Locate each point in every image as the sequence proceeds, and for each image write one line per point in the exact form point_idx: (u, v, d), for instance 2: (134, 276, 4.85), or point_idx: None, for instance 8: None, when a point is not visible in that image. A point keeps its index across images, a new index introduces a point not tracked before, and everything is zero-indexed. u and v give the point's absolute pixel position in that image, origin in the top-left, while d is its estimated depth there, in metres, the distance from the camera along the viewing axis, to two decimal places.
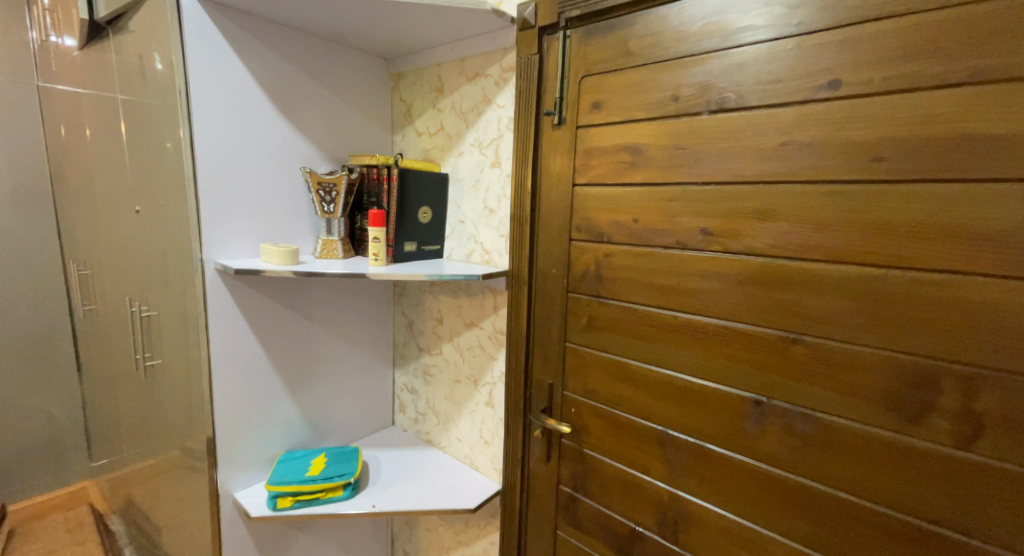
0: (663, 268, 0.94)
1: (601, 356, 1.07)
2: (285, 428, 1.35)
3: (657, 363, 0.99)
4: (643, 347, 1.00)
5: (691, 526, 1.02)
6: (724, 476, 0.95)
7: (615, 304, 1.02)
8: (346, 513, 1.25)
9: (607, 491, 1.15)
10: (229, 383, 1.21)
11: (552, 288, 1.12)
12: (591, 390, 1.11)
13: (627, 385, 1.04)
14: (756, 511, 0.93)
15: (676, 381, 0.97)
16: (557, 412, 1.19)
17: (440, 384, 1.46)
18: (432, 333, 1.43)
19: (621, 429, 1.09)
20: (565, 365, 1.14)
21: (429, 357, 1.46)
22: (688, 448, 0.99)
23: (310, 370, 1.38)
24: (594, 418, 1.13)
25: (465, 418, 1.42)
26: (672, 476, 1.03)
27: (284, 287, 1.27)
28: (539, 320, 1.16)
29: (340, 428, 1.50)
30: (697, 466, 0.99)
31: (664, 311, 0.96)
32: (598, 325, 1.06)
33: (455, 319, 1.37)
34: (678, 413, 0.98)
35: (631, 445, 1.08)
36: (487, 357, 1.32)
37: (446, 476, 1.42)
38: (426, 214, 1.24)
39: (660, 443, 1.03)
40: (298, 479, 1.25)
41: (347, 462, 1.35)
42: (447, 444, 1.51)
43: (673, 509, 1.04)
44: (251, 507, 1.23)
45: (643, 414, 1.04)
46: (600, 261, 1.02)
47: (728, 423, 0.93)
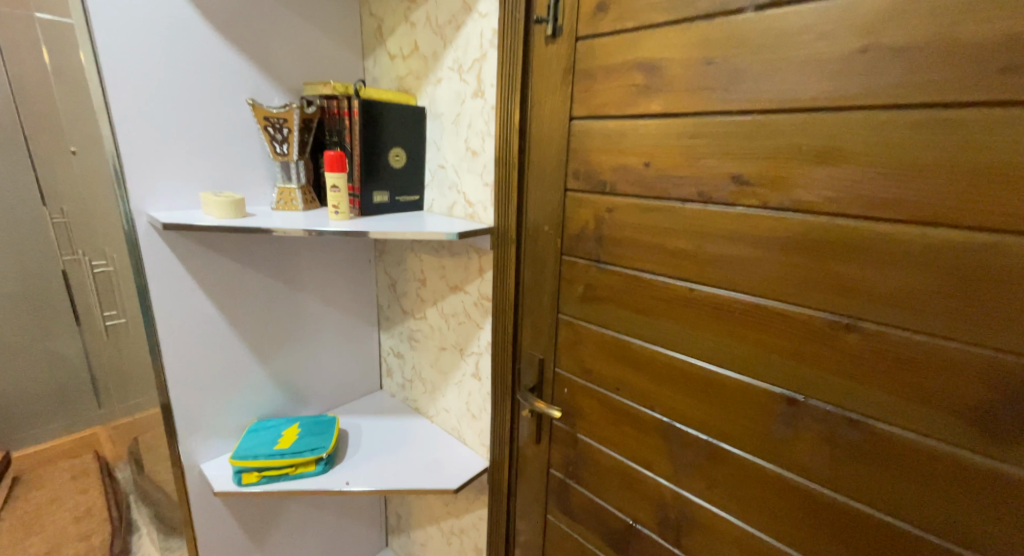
0: (679, 228, 0.73)
1: (600, 332, 0.89)
2: (254, 395, 1.25)
3: (665, 345, 0.80)
4: (649, 325, 0.81)
5: (694, 531, 0.88)
6: (738, 481, 0.79)
7: (617, 271, 0.83)
8: (316, 491, 1.14)
9: (602, 481, 1.02)
10: (183, 348, 1.08)
11: (544, 249, 0.93)
12: (587, 370, 0.94)
13: (628, 368, 0.87)
14: (772, 525, 0.77)
15: (687, 368, 0.79)
16: (548, 393, 1.03)
17: (426, 350, 1.31)
18: (415, 295, 1.27)
19: (620, 416, 0.92)
20: (557, 340, 0.97)
21: (413, 321, 1.31)
22: (697, 445, 0.83)
23: (279, 332, 1.25)
24: (590, 402, 0.96)
25: (452, 389, 1.28)
26: (675, 474, 0.88)
27: (242, 241, 1.12)
28: (529, 286, 0.99)
29: (321, 393, 1.39)
30: (706, 466, 0.82)
31: (677, 282, 0.76)
32: (595, 295, 0.87)
33: (438, 280, 1.20)
34: (690, 405, 0.81)
35: (630, 436, 0.92)
36: (473, 325, 1.15)
37: (431, 449, 1.30)
38: (400, 157, 1.04)
39: (664, 437, 0.87)
40: (265, 454, 1.15)
41: (321, 434, 1.24)
42: (435, 414, 1.38)
43: (674, 509, 0.90)
44: (215, 482, 1.14)
45: (645, 401, 0.87)
46: (600, 218, 0.82)
47: (749, 422, 0.75)
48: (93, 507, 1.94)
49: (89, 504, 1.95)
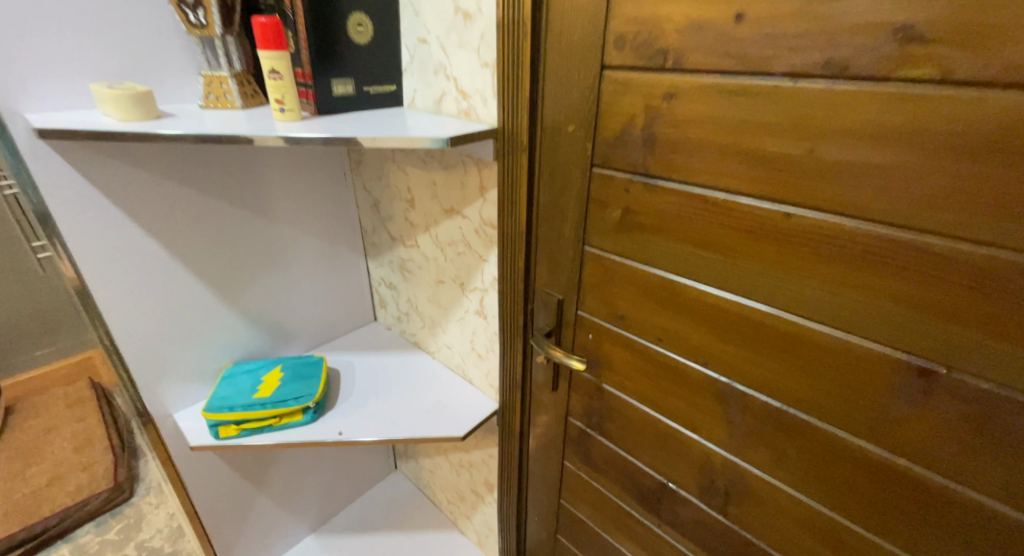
0: (780, 124, 0.49)
1: (642, 270, 0.68)
2: (225, 336, 1.08)
3: (736, 290, 0.60)
4: (715, 265, 0.60)
5: (745, 499, 0.74)
6: (815, 459, 0.62)
7: (674, 189, 0.59)
8: (305, 443, 1.01)
9: (632, 436, 0.87)
10: (122, 285, 0.90)
11: (567, 159, 0.69)
12: (619, 316, 0.75)
13: (678, 317, 0.67)
14: (854, 508, 0.62)
15: (766, 321, 0.59)
16: (569, 339, 0.85)
17: (420, 282, 1.10)
18: (403, 216, 1.04)
19: (662, 372, 0.74)
20: (582, 277, 0.77)
21: (404, 249, 1.09)
22: (763, 412, 0.65)
23: (244, 263, 1.05)
24: (621, 352, 0.78)
25: (452, 325, 1.09)
26: (727, 441, 0.71)
27: (170, 151, 0.87)
28: (544, 209, 0.76)
29: (305, 329, 1.22)
30: (773, 438, 0.66)
31: (766, 205, 0.53)
32: (639, 223, 0.65)
33: (429, 198, 0.96)
34: (762, 366, 0.62)
35: (672, 395, 0.74)
36: (474, 254, 0.94)
37: (433, 390, 1.14)
38: (364, 28, 0.76)
39: (718, 398, 0.69)
40: (242, 405, 0.99)
41: (308, 379, 1.08)
42: (436, 351, 1.21)
43: (722, 475, 0.75)
44: (190, 435, 0.99)
45: (697, 357, 0.68)
46: (653, 111, 0.57)
47: (847, 393, 0.56)
48: (93, 435, 1.88)
49: (88, 432, 1.89)
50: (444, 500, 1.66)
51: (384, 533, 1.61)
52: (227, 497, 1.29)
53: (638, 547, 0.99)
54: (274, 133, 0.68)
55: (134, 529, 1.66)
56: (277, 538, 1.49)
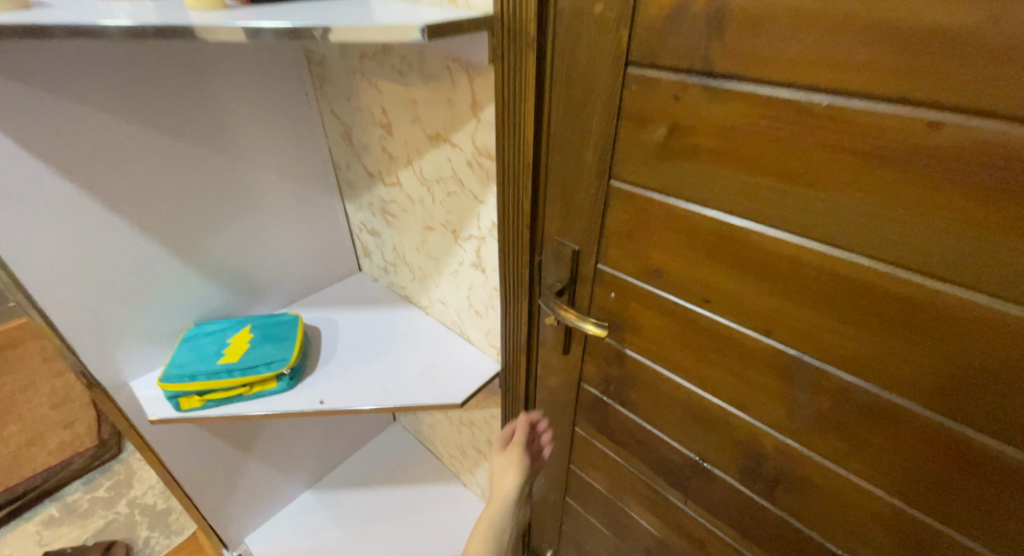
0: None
1: (692, 211, 0.54)
2: (188, 291, 0.94)
3: (826, 234, 0.46)
4: (802, 200, 0.46)
5: (798, 482, 0.64)
6: (894, 437, 0.53)
7: (755, 94, 0.44)
8: (282, 413, 0.88)
9: (657, 407, 0.75)
10: (46, 231, 0.75)
11: (593, 60, 0.53)
12: (652, 267, 0.62)
13: (742, 275, 0.55)
14: (940, 494, 0.52)
15: (865, 277, 0.46)
16: (586, 293, 0.72)
17: (406, 228, 0.94)
18: (380, 148, 0.85)
19: (708, 340, 0.62)
20: (606, 220, 0.63)
21: (383, 188, 0.91)
22: (838, 392, 0.54)
23: (203, 204, 0.90)
24: (653, 315, 0.66)
25: (446, 278, 0.94)
26: (778, 413, 0.61)
27: (93, 57, 0.71)
28: (558, 133, 0.61)
29: (280, 283, 1.08)
30: (839, 413, 0.55)
31: (897, 109, 0.39)
32: (693, 146, 0.50)
33: (407, 124, 0.77)
34: (848, 333, 0.50)
35: (711, 361, 0.63)
36: (468, 193, 0.77)
37: (426, 350, 1.00)
38: None
39: (781, 374, 0.58)
40: (205, 373, 0.86)
41: (281, 342, 0.93)
42: (429, 306, 1.06)
43: (772, 453, 0.65)
44: (148, 406, 0.86)
45: (749, 321, 0.57)
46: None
47: (962, 366, 0.44)
48: (73, 392, 1.79)
49: (68, 389, 1.80)
50: (445, 455, 1.58)
51: (384, 489, 1.54)
52: (210, 465, 1.20)
53: (659, 521, 0.90)
54: (223, 21, 0.50)
55: (125, 485, 1.59)
56: (272, 497, 1.42)
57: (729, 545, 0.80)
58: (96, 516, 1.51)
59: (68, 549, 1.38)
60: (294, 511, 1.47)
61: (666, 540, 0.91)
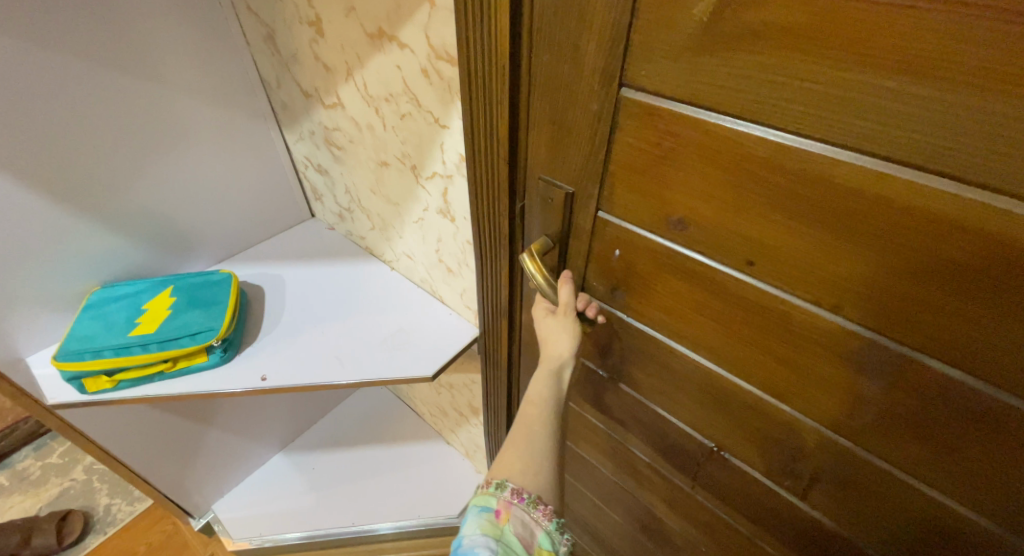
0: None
1: (744, 134, 0.38)
2: (92, 245, 0.76)
3: (968, 165, 0.31)
4: (940, 112, 0.30)
5: (845, 486, 0.51)
6: (994, 451, 0.39)
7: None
8: (215, 393, 0.72)
9: (665, 387, 0.62)
10: None
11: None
12: (673, 211, 0.46)
13: (811, 225, 0.39)
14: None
15: (1019, 232, 0.31)
16: (583, 245, 0.56)
17: (357, 163, 0.74)
18: (313, 55, 0.65)
19: (744, 314, 0.48)
20: (612, 149, 0.47)
21: (324, 110, 0.71)
22: (930, 390, 0.40)
23: (97, 134, 0.70)
24: (671, 278, 0.51)
25: (409, 226, 0.75)
26: (828, 406, 0.47)
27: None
28: (545, 17, 0.43)
29: (212, 233, 0.90)
30: (917, 415, 0.41)
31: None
32: (761, 25, 0.33)
33: (339, 18, 0.57)
34: (964, 308, 0.35)
35: (746, 339, 0.49)
36: (427, 114, 0.57)
37: (391, 311, 0.83)
38: None
39: (847, 361, 0.43)
40: (113, 348, 0.69)
41: (211, 307, 0.75)
42: (394, 260, 0.88)
43: (811, 451, 0.51)
44: (44, 390, 0.70)
45: (803, 288, 0.42)
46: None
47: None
48: None
49: None
50: (426, 413, 1.43)
51: (360, 450, 1.42)
52: (156, 442, 1.06)
53: (660, 502, 0.79)
54: None
55: (79, 451, 1.47)
56: (239, 463, 1.30)
57: (743, 537, 0.69)
58: (49, 484, 1.39)
59: (17, 523, 1.26)
60: (265, 476, 1.36)
61: (667, 522, 0.81)
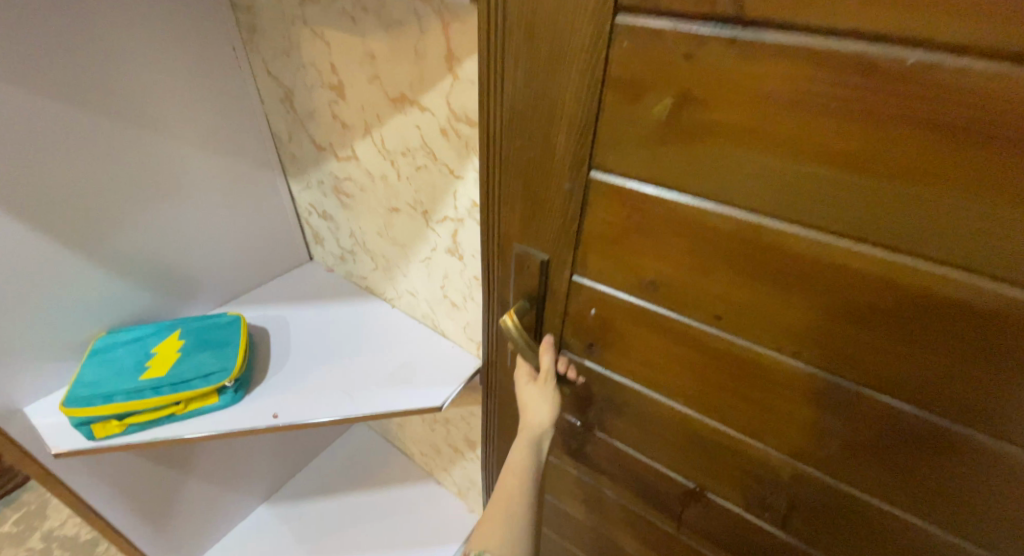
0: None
1: (700, 208, 0.47)
2: (98, 292, 0.78)
3: (872, 231, 0.40)
4: (847, 189, 0.39)
5: (816, 516, 0.59)
6: (931, 469, 0.48)
7: (804, 49, 0.36)
8: (226, 434, 0.73)
9: (648, 434, 0.68)
10: None
11: (572, 8, 0.44)
12: (641, 274, 0.55)
13: (766, 286, 0.48)
14: (962, 508, 0.48)
15: (917, 281, 0.40)
16: (560, 304, 0.64)
17: (366, 209, 0.81)
18: (331, 114, 0.72)
19: (712, 362, 0.56)
20: (584, 219, 0.55)
21: (336, 163, 0.79)
22: (877, 421, 0.48)
23: (111, 186, 0.74)
24: (643, 331, 0.59)
25: (415, 265, 0.81)
26: (794, 435, 0.55)
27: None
28: (522, 109, 0.52)
29: (213, 277, 0.92)
30: (869, 442, 0.50)
31: (1000, 68, 0.31)
32: (708, 121, 0.43)
33: (363, 83, 0.65)
34: (890, 354, 0.44)
35: (712, 378, 0.57)
36: (442, 167, 0.65)
37: (396, 347, 0.88)
38: None
39: (815, 406, 0.52)
40: (124, 393, 0.70)
41: (221, 349, 0.78)
42: (396, 298, 0.93)
43: (779, 471, 0.59)
44: (48, 439, 0.69)
45: (757, 332, 0.51)
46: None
47: (1006, 373, 0.40)
48: None
49: None
50: (417, 453, 1.44)
51: (348, 496, 1.41)
52: (139, 497, 1.02)
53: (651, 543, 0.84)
54: None
55: (37, 517, 1.38)
56: (219, 519, 1.26)
57: None
58: None
59: None
60: (246, 529, 1.31)
61: None
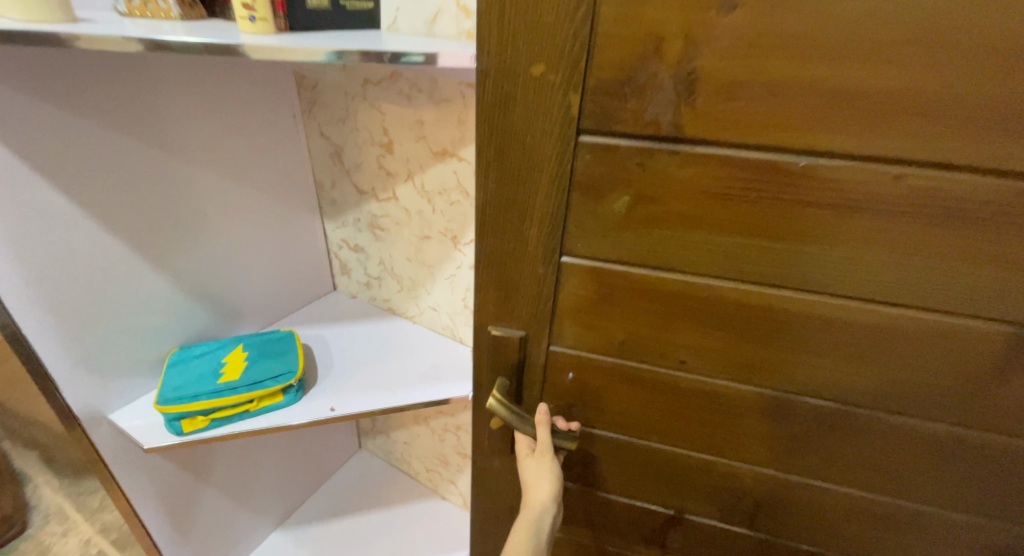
0: (911, 54, 0.41)
1: (654, 278, 0.58)
2: (174, 318, 0.90)
3: (780, 278, 0.54)
4: (760, 252, 0.53)
5: (773, 509, 0.73)
6: (850, 447, 0.63)
7: (725, 158, 0.50)
8: (293, 425, 0.88)
9: (625, 468, 0.77)
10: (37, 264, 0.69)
11: (541, 130, 0.53)
12: (609, 337, 0.65)
13: (709, 330, 0.60)
14: (873, 471, 0.65)
15: (813, 310, 0.55)
16: (540, 368, 0.71)
17: (399, 240, 1.01)
18: (378, 166, 0.94)
19: (672, 396, 0.67)
20: (559, 296, 0.63)
21: (376, 204, 0.99)
22: (809, 417, 0.63)
23: (190, 232, 0.88)
24: (613, 383, 0.69)
25: (440, 282, 1.01)
26: (748, 444, 0.68)
27: (71, 79, 0.67)
28: (498, 208, 0.59)
29: (258, 306, 1.06)
30: (802, 435, 0.64)
31: (852, 164, 0.47)
32: (662, 211, 0.54)
33: (411, 141, 0.87)
34: (806, 367, 0.59)
35: (672, 410, 0.68)
36: (472, 202, 0.87)
37: (423, 354, 1.05)
38: None
39: (763, 414, 0.65)
40: (208, 392, 0.84)
41: (283, 356, 0.93)
42: (417, 314, 1.11)
43: (740, 472, 0.71)
44: (143, 437, 0.81)
45: (705, 365, 0.63)
46: (693, 40, 0.45)
47: (877, 365, 0.56)
48: None
49: None
50: (421, 471, 1.56)
51: (358, 517, 1.49)
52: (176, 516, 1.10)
53: None
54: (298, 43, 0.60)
55: None
56: (237, 544, 1.32)
57: None
58: None
59: None
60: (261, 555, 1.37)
61: None
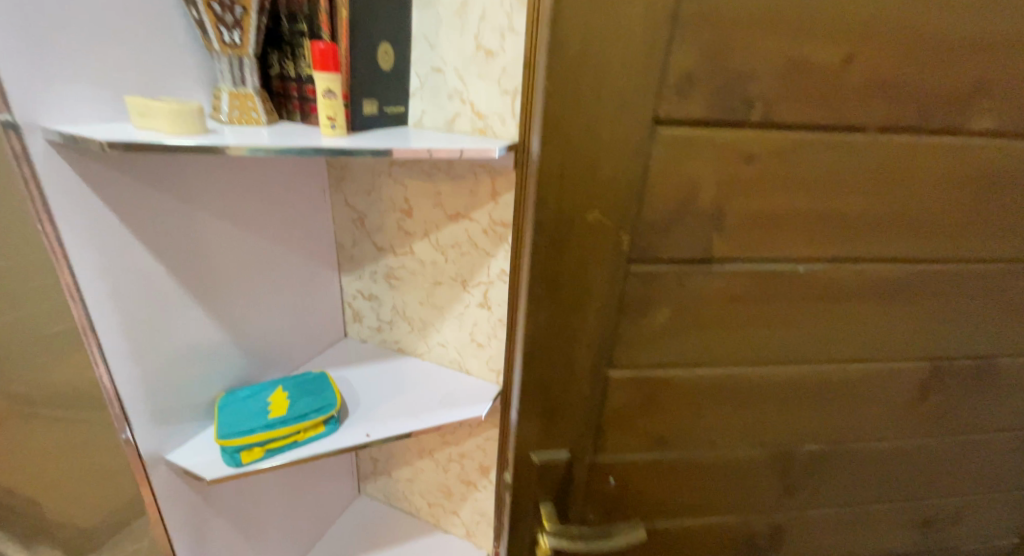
0: (851, 195, 0.59)
1: (687, 373, 0.67)
2: (222, 370, 0.99)
3: (776, 355, 0.68)
4: (765, 337, 0.66)
5: (773, 534, 0.85)
6: (819, 475, 0.79)
7: (745, 271, 0.61)
8: (336, 451, 0.97)
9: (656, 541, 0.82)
10: (131, 325, 0.79)
11: (597, 269, 0.58)
12: (649, 436, 0.72)
13: (728, 407, 0.71)
14: (830, 482, 0.81)
15: (800, 375, 0.70)
16: (584, 479, 0.73)
17: (412, 286, 1.13)
18: (396, 226, 1.07)
19: (699, 468, 0.76)
20: (605, 406, 0.69)
21: (392, 257, 1.11)
22: (794, 455, 0.77)
23: (242, 290, 0.98)
24: (648, 470, 0.75)
25: (449, 320, 1.13)
26: (753, 488, 0.79)
27: (165, 167, 0.78)
28: (549, 341, 0.62)
29: (288, 355, 1.15)
30: (788, 470, 0.78)
31: (820, 267, 0.63)
32: (696, 318, 0.64)
33: (426, 203, 1.01)
34: (794, 418, 0.73)
35: (699, 479, 0.77)
36: (480, 252, 1.02)
37: (437, 384, 1.15)
38: (389, 54, 0.83)
39: (765, 465, 0.77)
40: (261, 425, 0.93)
41: (320, 392, 1.03)
42: (427, 351, 1.22)
43: (744, 510, 0.82)
44: (201, 469, 0.89)
45: (725, 436, 0.74)
46: (721, 193, 0.56)
47: (835, 406, 0.73)
48: None
49: None
50: (423, 507, 1.63)
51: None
52: None
53: None
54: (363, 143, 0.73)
55: None
56: None
57: None
58: None
59: None
60: None
61: None
